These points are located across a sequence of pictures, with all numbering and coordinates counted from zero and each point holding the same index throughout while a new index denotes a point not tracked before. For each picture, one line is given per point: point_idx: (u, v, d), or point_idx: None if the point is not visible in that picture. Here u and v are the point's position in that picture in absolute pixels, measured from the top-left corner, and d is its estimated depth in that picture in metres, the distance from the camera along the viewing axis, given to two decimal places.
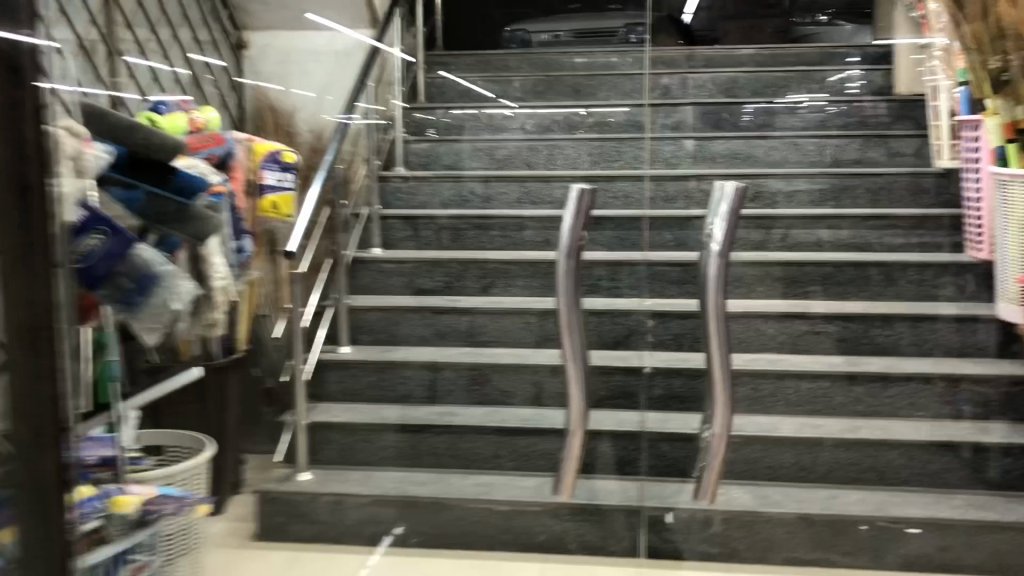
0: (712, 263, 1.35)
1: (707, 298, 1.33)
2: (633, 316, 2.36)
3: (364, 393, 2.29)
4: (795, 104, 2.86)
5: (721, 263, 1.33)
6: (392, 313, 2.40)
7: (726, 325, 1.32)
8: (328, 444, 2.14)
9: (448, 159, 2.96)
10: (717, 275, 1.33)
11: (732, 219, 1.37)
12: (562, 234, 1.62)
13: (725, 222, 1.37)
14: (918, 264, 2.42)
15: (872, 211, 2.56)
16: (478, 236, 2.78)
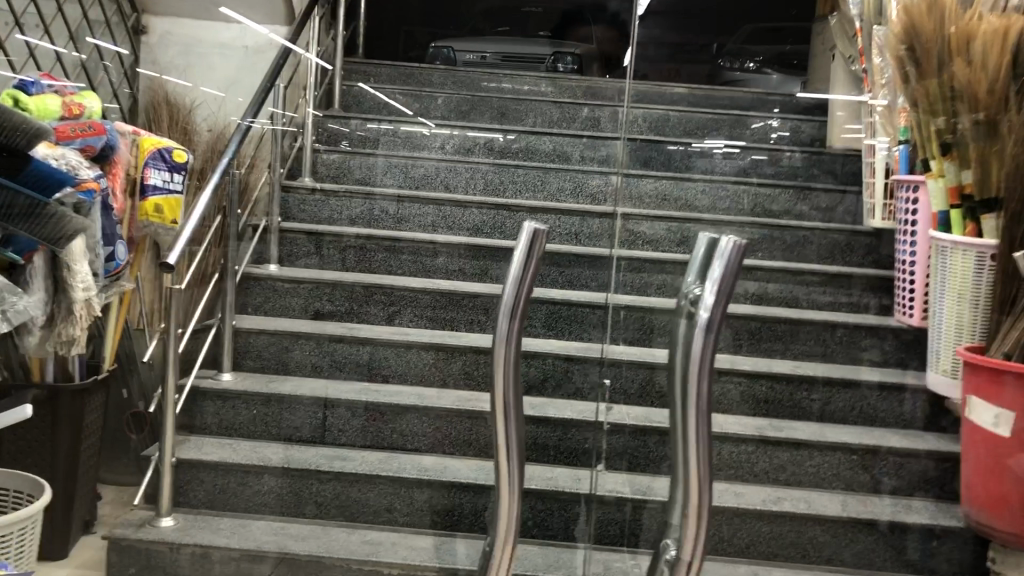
0: (698, 342, 1.03)
1: (689, 388, 1.04)
2: (546, 360, 2.16)
3: (242, 428, 2.02)
4: (710, 149, 2.74)
5: (711, 343, 1.02)
6: (284, 339, 2.17)
7: (709, 422, 1.06)
8: (195, 487, 1.86)
9: (361, 174, 2.66)
10: (702, 359, 1.02)
11: (726, 284, 1.04)
12: (506, 288, 1.22)
13: (717, 287, 1.04)
14: (846, 326, 2.33)
15: (799, 265, 2.45)
16: (382, 257, 2.38)
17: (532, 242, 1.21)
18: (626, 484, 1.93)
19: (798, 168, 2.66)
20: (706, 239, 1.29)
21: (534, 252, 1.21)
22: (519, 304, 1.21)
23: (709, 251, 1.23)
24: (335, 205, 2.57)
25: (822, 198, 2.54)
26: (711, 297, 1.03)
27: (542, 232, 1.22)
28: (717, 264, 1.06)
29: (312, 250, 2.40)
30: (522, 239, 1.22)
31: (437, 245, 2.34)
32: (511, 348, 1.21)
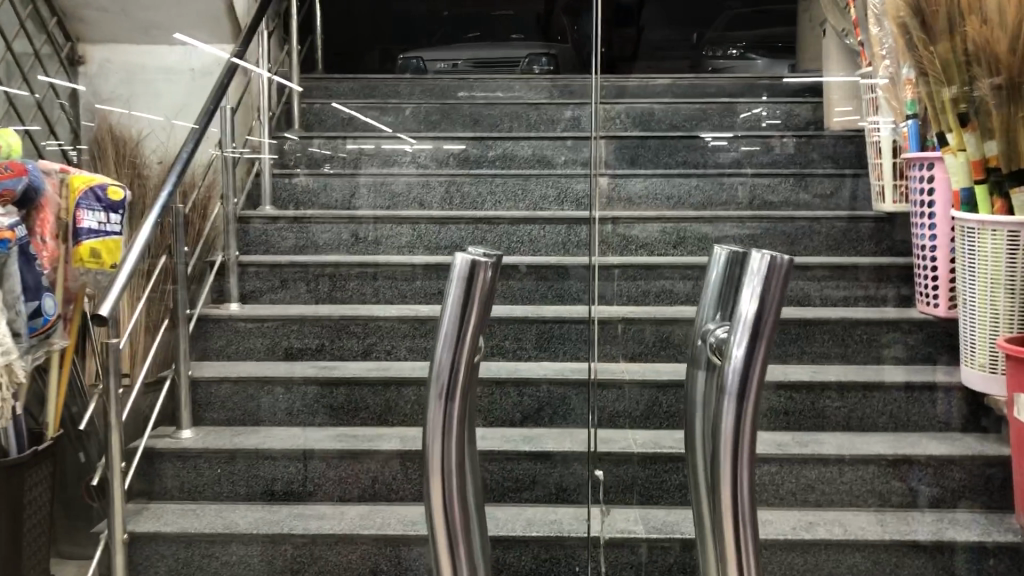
0: (731, 406, 0.83)
1: (726, 458, 0.84)
2: (540, 388, 1.93)
3: (207, 490, 1.80)
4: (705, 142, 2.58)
5: (747, 403, 0.82)
6: (250, 384, 1.95)
7: (753, 498, 0.86)
8: (157, 562, 1.67)
9: (329, 199, 2.49)
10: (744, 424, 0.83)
11: (770, 317, 0.81)
12: (439, 347, 0.83)
13: (753, 325, 0.82)
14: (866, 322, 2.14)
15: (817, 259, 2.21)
16: (355, 286, 2.18)
17: (470, 284, 0.81)
18: (639, 521, 1.71)
19: (793, 156, 2.47)
20: (722, 256, 1.04)
21: (474, 294, 0.81)
22: (454, 379, 0.82)
23: (729, 274, 1.00)
24: (321, 229, 2.38)
25: (823, 183, 2.37)
26: (741, 344, 0.82)
27: (487, 262, 0.82)
28: (746, 290, 0.83)
29: (277, 284, 2.21)
30: (454, 279, 0.83)
31: (417, 268, 2.13)
32: (449, 444, 0.83)
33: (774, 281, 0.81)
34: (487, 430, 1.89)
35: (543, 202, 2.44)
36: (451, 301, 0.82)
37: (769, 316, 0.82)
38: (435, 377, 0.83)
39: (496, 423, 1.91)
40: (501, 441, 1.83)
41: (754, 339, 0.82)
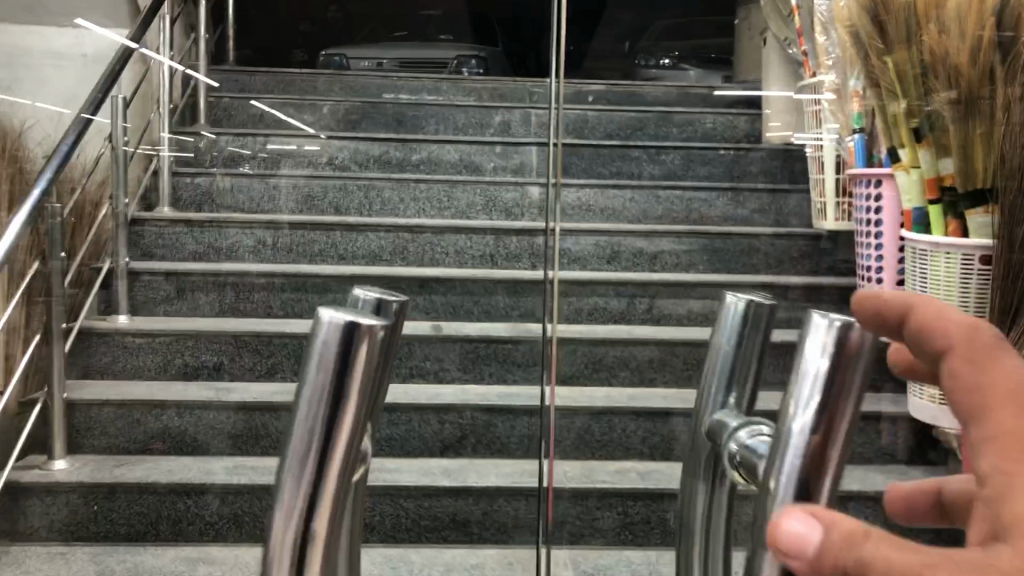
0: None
1: None
2: (462, 413, 1.80)
3: (79, 530, 1.57)
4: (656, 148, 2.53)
5: None
6: (135, 408, 1.71)
7: None
8: None
9: (236, 200, 2.25)
10: None
11: (846, 404, 0.38)
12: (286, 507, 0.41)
13: (818, 418, 0.37)
14: None
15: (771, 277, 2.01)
16: (258, 298, 1.98)
17: (349, 363, 0.38)
18: (570, 566, 1.53)
19: (728, 169, 2.40)
20: (740, 304, 0.54)
21: (352, 385, 0.38)
22: (320, 533, 0.41)
23: (759, 343, 0.53)
24: (233, 234, 2.15)
25: (761, 199, 2.26)
26: (786, 478, 0.38)
27: (364, 325, 0.39)
28: (800, 351, 0.39)
29: (173, 294, 2.00)
30: (316, 355, 0.39)
31: (329, 279, 1.97)
32: None
33: (852, 355, 0.37)
34: (399, 461, 1.70)
35: (470, 211, 2.29)
36: (315, 387, 0.39)
37: (849, 403, 0.38)
38: (276, 526, 0.42)
39: (420, 450, 1.75)
40: (417, 475, 1.68)
41: (817, 469, 0.38)
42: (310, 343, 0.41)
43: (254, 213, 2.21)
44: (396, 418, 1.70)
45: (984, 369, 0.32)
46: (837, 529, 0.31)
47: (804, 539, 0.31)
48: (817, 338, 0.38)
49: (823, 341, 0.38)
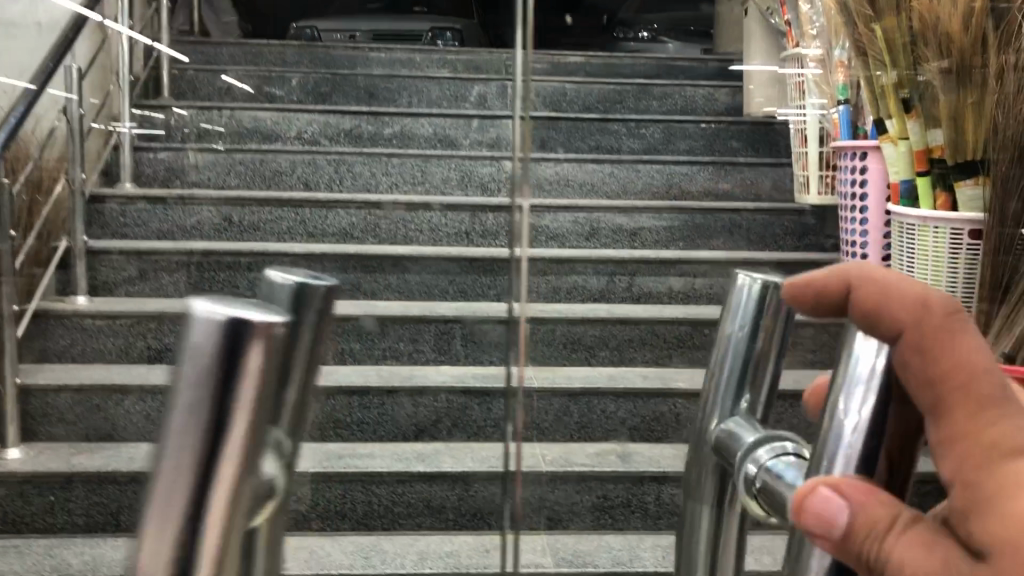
0: None
1: None
2: (438, 396, 1.70)
3: (32, 521, 1.49)
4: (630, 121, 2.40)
5: None
6: (92, 394, 1.64)
7: None
8: None
9: (200, 177, 2.18)
10: None
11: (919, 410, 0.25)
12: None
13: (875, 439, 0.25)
14: None
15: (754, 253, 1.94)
16: (224, 276, 1.88)
17: (229, 381, 0.24)
18: (548, 552, 1.47)
19: (711, 142, 2.34)
20: (749, 283, 0.42)
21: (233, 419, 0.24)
22: None
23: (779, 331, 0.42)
24: (196, 211, 2.07)
25: (744, 173, 2.20)
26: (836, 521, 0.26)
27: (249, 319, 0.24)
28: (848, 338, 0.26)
29: (135, 274, 1.91)
30: (181, 361, 0.24)
31: (296, 258, 1.87)
32: None
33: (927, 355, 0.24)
34: (371, 446, 1.64)
35: (446, 186, 2.20)
36: (176, 418, 0.24)
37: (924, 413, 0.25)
38: None
39: (392, 435, 1.68)
40: (389, 461, 1.60)
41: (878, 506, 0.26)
42: (172, 350, 0.25)
43: (220, 189, 2.13)
44: (366, 401, 1.66)
45: (947, 350, 0.23)
46: (865, 511, 0.24)
47: (832, 518, 0.24)
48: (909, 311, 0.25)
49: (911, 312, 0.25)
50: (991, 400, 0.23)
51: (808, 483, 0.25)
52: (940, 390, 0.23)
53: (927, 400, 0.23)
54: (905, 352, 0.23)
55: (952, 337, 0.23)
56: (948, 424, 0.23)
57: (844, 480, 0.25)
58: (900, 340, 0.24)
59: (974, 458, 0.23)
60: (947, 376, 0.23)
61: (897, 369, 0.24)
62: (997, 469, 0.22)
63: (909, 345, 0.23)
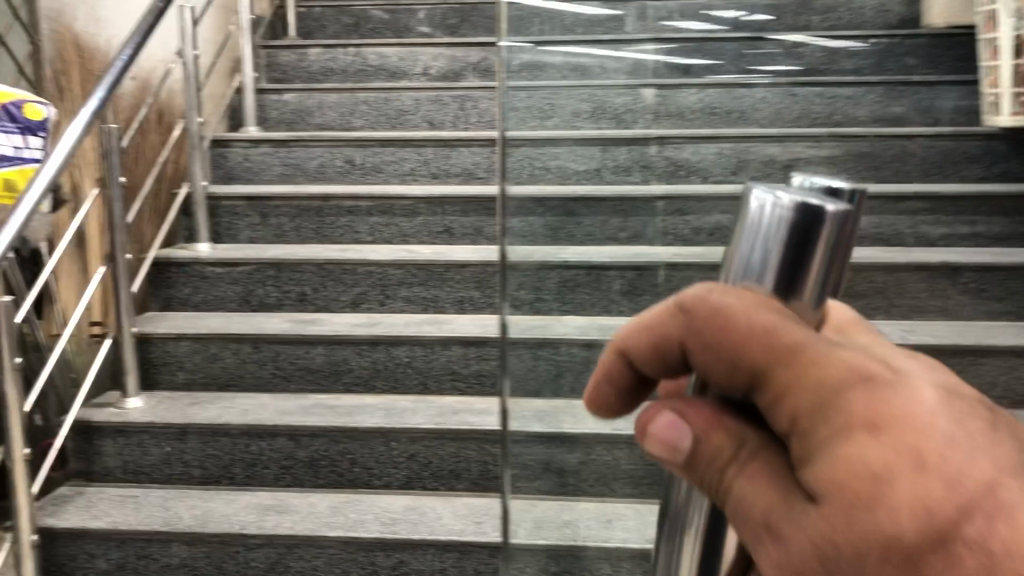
0: None
1: None
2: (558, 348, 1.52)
3: (153, 472, 1.48)
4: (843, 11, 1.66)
5: None
6: (210, 345, 1.60)
7: None
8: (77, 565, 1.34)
9: (326, 117, 2.13)
10: None
11: None
12: None
13: None
14: (1015, 270, 1.54)
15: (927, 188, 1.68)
16: (344, 222, 1.85)
17: None
18: None
19: (881, 59, 2.05)
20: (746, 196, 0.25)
21: None
22: None
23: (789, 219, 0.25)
24: (317, 153, 1.99)
25: (919, 94, 1.91)
26: None
27: None
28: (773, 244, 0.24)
29: (257, 220, 1.87)
30: None
31: (417, 201, 1.82)
32: None
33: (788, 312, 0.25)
34: (488, 402, 1.54)
35: None
36: None
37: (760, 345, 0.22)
38: None
39: None
40: None
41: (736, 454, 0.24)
42: None
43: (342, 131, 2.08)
44: (484, 351, 1.56)
45: (742, 320, 0.22)
46: (708, 446, 0.24)
47: (678, 452, 0.25)
48: (769, 208, 0.24)
49: (777, 231, 0.24)
50: (805, 346, 0.22)
51: (648, 420, 0.26)
52: (743, 355, 0.23)
53: (740, 372, 0.23)
54: (699, 346, 0.24)
55: (750, 307, 0.23)
56: (767, 389, 0.22)
57: (690, 408, 0.25)
58: (687, 331, 0.24)
59: (792, 398, 0.22)
60: (749, 342, 0.22)
61: (696, 361, 0.24)
62: (817, 410, 0.21)
63: (700, 333, 0.24)
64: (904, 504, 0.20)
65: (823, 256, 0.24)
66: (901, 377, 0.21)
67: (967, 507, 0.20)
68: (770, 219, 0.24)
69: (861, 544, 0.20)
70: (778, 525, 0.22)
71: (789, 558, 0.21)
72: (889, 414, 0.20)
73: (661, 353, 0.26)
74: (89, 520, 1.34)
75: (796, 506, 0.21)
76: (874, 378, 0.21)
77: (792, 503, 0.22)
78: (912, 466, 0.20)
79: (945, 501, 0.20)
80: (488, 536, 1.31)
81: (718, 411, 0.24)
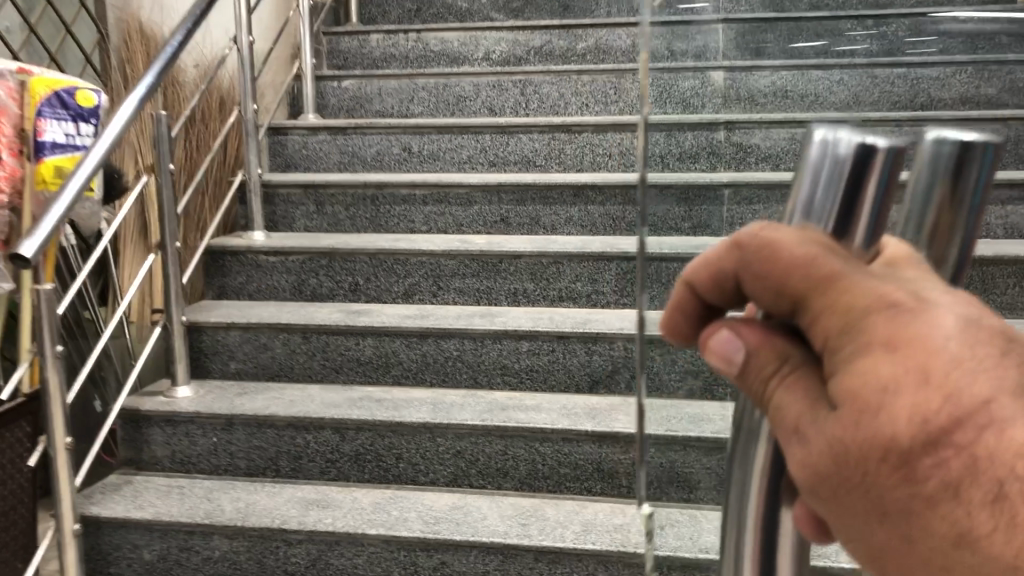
0: None
1: None
2: (614, 344, 1.46)
3: (201, 461, 1.47)
4: None
5: None
6: (259, 335, 1.57)
7: None
8: (122, 554, 1.34)
9: (385, 104, 2.09)
10: None
11: None
12: None
13: None
14: None
15: None
16: (399, 211, 1.81)
17: None
18: None
19: None
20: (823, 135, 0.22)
21: None
22: None
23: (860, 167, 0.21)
24: (372, 140, 1.95)
25: None
26: None
27: None
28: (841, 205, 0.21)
29: (313, 209, 1.85)
30: None
31: (473, 189, 1.77)
32: None
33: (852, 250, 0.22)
34: (540, 398, 1.48)
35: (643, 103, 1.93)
36: None
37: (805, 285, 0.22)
38: None
39: (566, 386, 1.50)
40: (556, 416, 1.40)
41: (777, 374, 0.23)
42: None
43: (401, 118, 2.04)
44: (536, 345, 1.49)
45: (786, 251, 0.22)
46: (758, 361, 0.24)
47: (732, 365, 0.24)
48: (834, 153, 0.21)
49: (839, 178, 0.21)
50: (841, 275, 0.21)
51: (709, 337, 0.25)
52: (786, 284, 0.22)
53: (782, 300, 0.22)
54: (749, 276, 0.23)
55: (795, 238, 0.22)
56: (804, 314, 0.22)
57: (743, 326, 0.24)
58: (738, 262, 0.23)
59: (825, 322, 0.21)
60: (791, 272, 0.22)
61: (747, 291, 0.23)
62: (845, 331, 0.21)
63: (750, 265, 0.23)
64: (905, 414, 0.20)
65: (880, 189, 0.21)
66: (928, 302, 0.21)
67: (959, 417, 0.20)
68: (832, 164, 0.21)
69: (866, 447, 0.21)
70: (805, 430, 0.22)
71: (811, 457, 0.22)
72: (909, 336, 0.21)
73: (720, 282, 0.25)
74: (134, 510, 1.34)
75: (822, 414, 0.22)
76: (902, 306, 0.21)
77: (819, 412, 0.22)
78: (916, 382, 0.20)
79: (939, 412, 0.20)
80: (533, 539, 1.24)
81: (769, 331, 0.24)
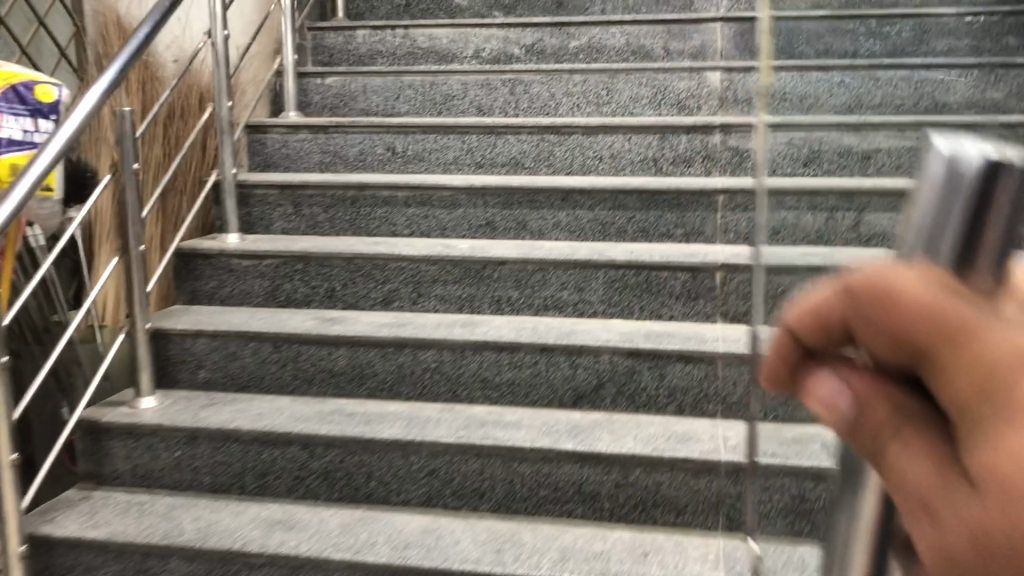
0: None
1: None
2: (599, 357, 1.39)
3: (163, 476, 1.40)
4: None
5: None
6: (228, 343, 1.50)
7: None
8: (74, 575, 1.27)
9: (369, 102, 2.02)
10: None
11: None
12: None
13: None
14: None
15: None
16: (380, 213, 1.74)
17: None
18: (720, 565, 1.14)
19: None
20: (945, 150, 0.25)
21: None
22: None
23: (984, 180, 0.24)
24: (353, 139, 1.87)
25: None
26: None
27: None
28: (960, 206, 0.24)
29: (290, 210, 1.78)
30: None
31: (457, 191, 1.69)
32: None
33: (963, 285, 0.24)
34: (521, 413, 1.41)
35: (636, 104, 1.85)
36: None
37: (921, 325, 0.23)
38: None
39: (550, 401, 1.42)
40: (536, 434, 1.32)
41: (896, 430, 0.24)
42: None
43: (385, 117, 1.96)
44: (517, 358, 1.42)
45: (909, 297, 0.22)
46: (876, 413, 0.24)
47: (842, 409, 0.26)
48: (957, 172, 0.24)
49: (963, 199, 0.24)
50: (973, 328, 0.21)
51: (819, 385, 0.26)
52: (906, 334, 0.23)
53: (903, 350, 0.23)
54: (863, 323, 0.24)
55: (916, 281, 0.23)
56: (926, 366, 0.22)
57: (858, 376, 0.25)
58: (855, 308, 0.24)
59: (957, 382, 0.21)
60: (913, 319, 0.22)
61: (860, 336, 0.24)
62: (982, 393, 0.21)
63: (865, 311, 0.24)
64: None
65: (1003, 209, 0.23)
66: None
67: None
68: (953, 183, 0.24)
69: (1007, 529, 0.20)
70: (937, 507, 0.21)
71: (944, 539, 0.21)
72: None
73: (827, 328, 0.26)
74: (87, 528, 1.26)
75: (954, 488, 0.21)
76: None
77: (952, 484, 0.21)
78: None
79: None
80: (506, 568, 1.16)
81: (885, 380, 0.24)
